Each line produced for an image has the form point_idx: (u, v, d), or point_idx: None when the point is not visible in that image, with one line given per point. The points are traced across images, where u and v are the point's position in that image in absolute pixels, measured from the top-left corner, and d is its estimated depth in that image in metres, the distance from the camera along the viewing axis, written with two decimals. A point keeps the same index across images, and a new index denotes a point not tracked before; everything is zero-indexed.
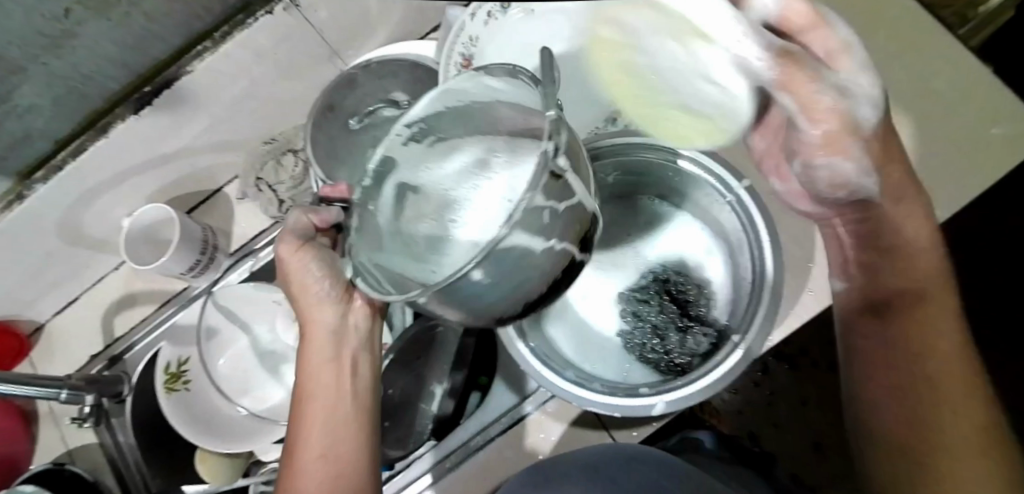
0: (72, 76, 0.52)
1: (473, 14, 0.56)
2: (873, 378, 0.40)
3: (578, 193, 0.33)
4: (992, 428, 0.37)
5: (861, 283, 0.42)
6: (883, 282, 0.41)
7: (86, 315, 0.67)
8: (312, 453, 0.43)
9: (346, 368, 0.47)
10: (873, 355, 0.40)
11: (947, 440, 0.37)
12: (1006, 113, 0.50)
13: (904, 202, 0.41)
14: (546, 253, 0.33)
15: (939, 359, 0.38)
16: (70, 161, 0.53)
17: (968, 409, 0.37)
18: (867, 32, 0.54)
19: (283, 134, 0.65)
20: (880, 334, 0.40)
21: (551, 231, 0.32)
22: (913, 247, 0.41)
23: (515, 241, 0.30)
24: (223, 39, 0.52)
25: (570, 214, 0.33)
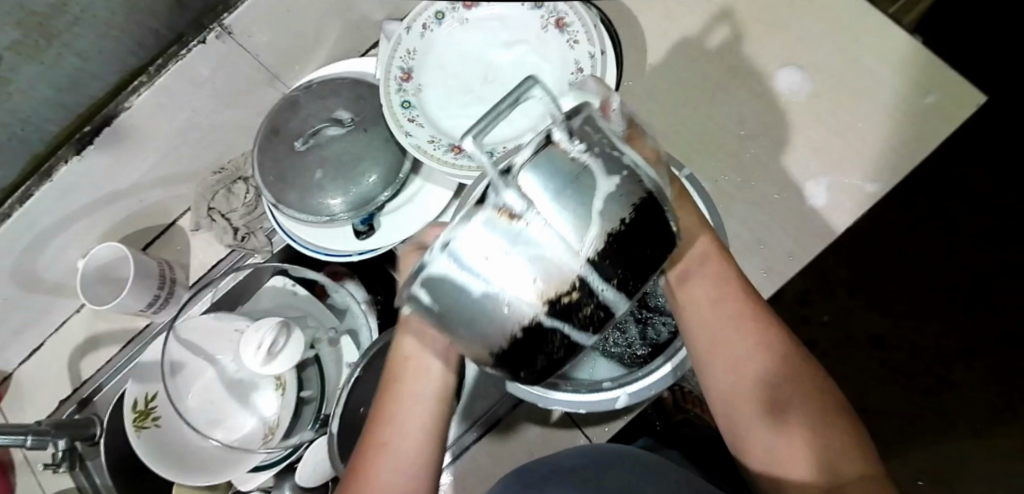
0: (12, 123, 0.52)
1: (408, 27, 0.56)
2: (735, 385, 0.38)
3: (547, 244, 0.22)
4: (821, 383, 0.38)
5: (701, 284, 0.40)
6: (723, 277, 0.40)
7: (51, 362, 0.66)
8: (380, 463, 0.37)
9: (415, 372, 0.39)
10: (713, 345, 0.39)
11: (800, 402, 0.37)
12: (941, 82, 0.51)
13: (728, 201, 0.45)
14: (486, 304, 0.23)
15: (714, 318, 0.39)
16: (19, 208, 0.54)
17: (741, 362, 0.38)
18: (793, 14, 0.55)
19: (233, 162, 0.64)
20: (742, 335, 0.38)
21: (493, 271, 0.22)
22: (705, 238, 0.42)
23: (452, 275, 0.22)
24: (157, 74, 0.55)
25: (534, 270, 0.22)
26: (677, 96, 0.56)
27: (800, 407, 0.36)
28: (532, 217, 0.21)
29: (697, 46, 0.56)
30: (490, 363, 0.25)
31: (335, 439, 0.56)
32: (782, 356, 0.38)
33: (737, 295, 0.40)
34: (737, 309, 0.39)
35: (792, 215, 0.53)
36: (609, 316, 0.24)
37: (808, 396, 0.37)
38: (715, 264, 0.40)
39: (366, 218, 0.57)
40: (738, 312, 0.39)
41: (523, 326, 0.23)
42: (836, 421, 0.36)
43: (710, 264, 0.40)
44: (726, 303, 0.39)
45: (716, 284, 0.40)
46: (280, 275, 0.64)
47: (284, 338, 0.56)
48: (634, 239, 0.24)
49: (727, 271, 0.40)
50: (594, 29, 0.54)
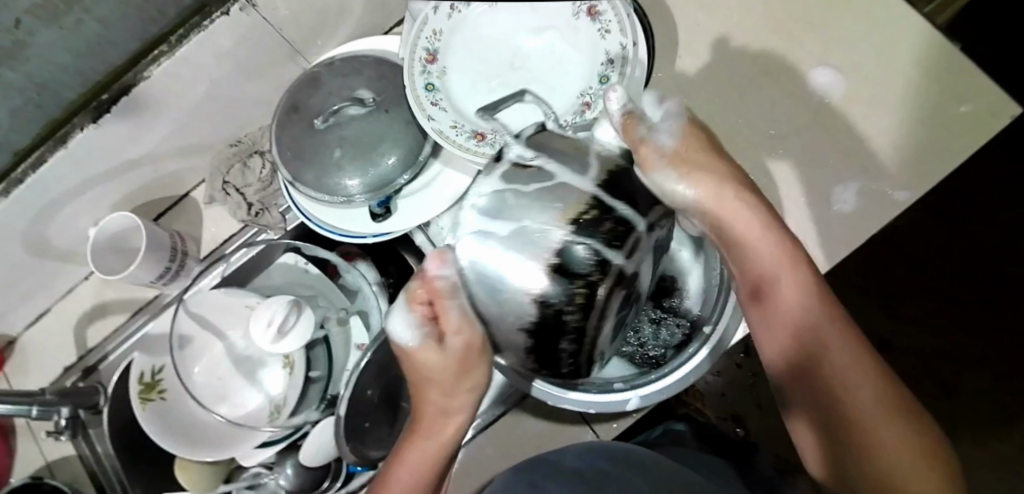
0: (29, 87, 0.51)
1: (435, 6, 0.54)
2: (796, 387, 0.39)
3: (553, 176, 0.36)
4: (899, 402, 0.36)
5: (770, 289, 0.40)
6: (796, 282, 0.40)
7: (56, 328, 0.66)
8: (412, 470, 0.46)
9: (454, 418, 0.48)
10: (777, 351, 0.41)
11: (878, 416, 0.35)
12: (977, 92, 0.50)
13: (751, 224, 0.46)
14: (526, 238, 0.35)
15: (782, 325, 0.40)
16: (31, 174, 0.53)
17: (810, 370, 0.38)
18: (830, 15, 0.53)
19: (249, 135, 0.64)
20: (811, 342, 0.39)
21: (523, 208, 0.35)
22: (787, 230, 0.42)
23: (492, 223, 0.36)
24: (179, 43, 0.52)
25: (549, 196, 0.35)
26: (706, 92, 0.55)
27: (868, 425, 0.35)
28: (540, 165, 0.36)
29: (729, 43, 0.55)
30: (534, 306, 0.36)
31: (343, 421, 0.55)
32: (852, 370, 0.37)
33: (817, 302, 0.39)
34: (802, 309, 0.39)
35: (816, 219, 0.52)
36: (634, 244, 0.36)
37: (881, 410, 0.35)
38: (792, 271, 0.40)
39: (384, 201, 0.56)
40: (809, 322, 0.39)
41: (557, 246, 0.35)
42: (909, 443, 0.34)
43: (783, 266, 0.40)
44: (797, 315, 0.39)
45: (791, 290, 0.40)
46: (292, 253, 0.65)
47: (294, 316, 0.55)
48: (629, 186, 0.37)
49: (798, 267, 0.40)
50: (627, 19, 0.52)
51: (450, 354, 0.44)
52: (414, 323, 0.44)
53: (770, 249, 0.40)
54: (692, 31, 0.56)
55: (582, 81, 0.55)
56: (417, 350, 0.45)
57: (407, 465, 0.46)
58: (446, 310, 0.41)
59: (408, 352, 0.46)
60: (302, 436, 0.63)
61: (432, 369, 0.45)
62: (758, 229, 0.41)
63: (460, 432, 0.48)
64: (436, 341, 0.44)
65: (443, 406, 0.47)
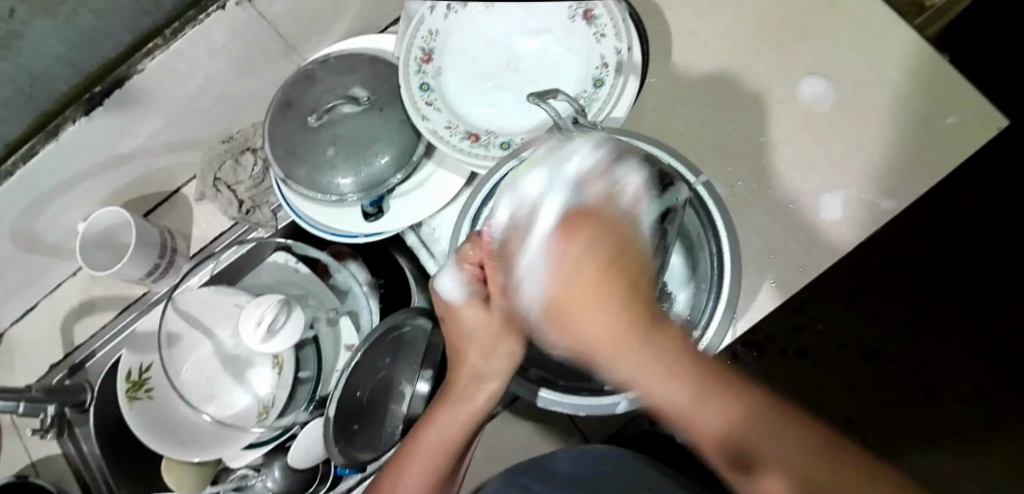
0: (21, 78, 0.50)
1: (432, 6, 0.55)
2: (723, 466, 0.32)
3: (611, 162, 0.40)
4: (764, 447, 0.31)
5: (606, 341, 0.32)
6: (620, 327, 0.32)
7: (43, 324, 0.65)
8: (430, 454, 0.48)
9: (488, 391, 0.48)
10: (715, 429, 0.31)
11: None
12: (965, 102, 0.50)
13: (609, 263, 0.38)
14: None
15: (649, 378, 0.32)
16: (21, 165, 0.51)
17: (719, 439, 0.31)
18: (825, 20, 0.53)
19: (242, 132, 0.63)
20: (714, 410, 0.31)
21: None
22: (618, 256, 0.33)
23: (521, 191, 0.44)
24: (173, 37, 0.51)
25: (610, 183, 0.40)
26: (701, 95, 0.55)
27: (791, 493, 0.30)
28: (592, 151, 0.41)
29: (724, 47, 0.55)
30: None
31: (332, 422, 0.54)
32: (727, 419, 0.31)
33: (713, 396, 0.31)
34: (645, 367, 0.31)
35: (809, 223, 0.52)
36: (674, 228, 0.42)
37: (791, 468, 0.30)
38: (662, 373, 0.31)
39: (376, 200, 0.56)
40: (660, 375, 0.31)
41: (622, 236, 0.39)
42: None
43: (650, 371, 0.31)
44: (717, 417, 0.31)
45: (624, 346, 0.32)
46: (282, 251, 0.65)
47: (285, 315, 0.55)
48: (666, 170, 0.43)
49: (610, 313, 0.32)
50: (622, 23, 0.52)
51: (494, 316, 0.46)
52: (462, 282, 0.46)
53: (646, 362, 0.31)
54: (686, 34, 0.56)
55: (577, 85, 0.54)
56: (461, 308, 0.47)
57: (435, 433, 0.48)
58: (494, 275, 0.41)
59: (451, 308, 0.47)
60: (289, 438, 0.62)
61: (472, 331, 0.47)
62: (630, 346, 0.32)
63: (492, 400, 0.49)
64: (481, 301, 0.46)
65: (478, 374, 0.48)
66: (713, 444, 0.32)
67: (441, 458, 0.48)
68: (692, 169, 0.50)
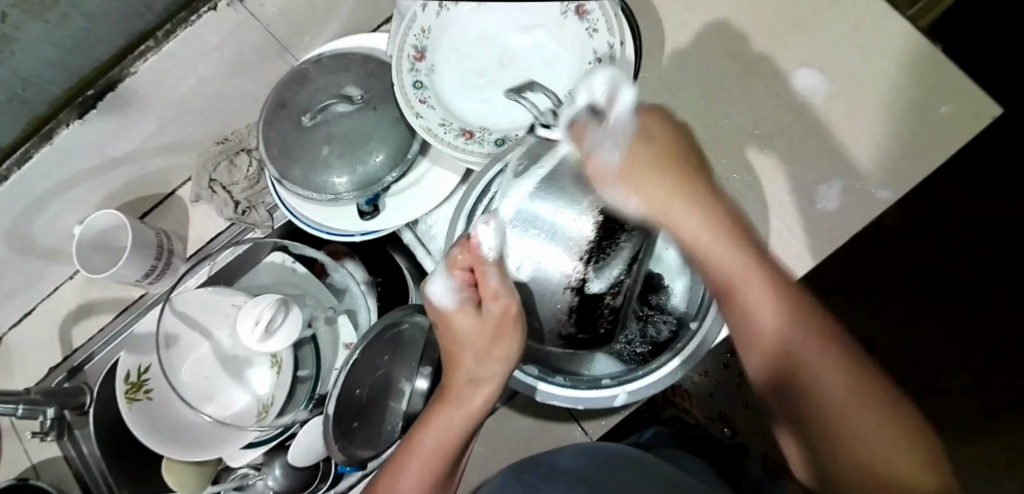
0: (14, 82, 0.50)
1: (424, 4, 0.54)
2: (766, 341, 0.39)
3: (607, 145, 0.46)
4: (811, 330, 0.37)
5: (681, 218, 0.42)
6: (696, 209, 0.41)
7: (41, 328, 0.65)
8: (431, 445, 0.47)
9: (486, 387, 0.48)
10: (766, 310, 0.39)
11: (833, 385, 0.35)
12: (956, 92, 0.50)
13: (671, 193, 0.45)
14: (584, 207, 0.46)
15: (713, 246, 0.40)
16: (15, 170, 0.51)
17: (769, 313, 0.39)
18: (817, 12, 0.53)
19: (236, 133, 0.64)
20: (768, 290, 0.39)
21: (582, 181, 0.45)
22: (697, 165, 0.43)
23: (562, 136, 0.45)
24: (165, 38, 0.51)
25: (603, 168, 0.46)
26: (695, 89, 0.55)
27: (823, 358, 0.36)
28: None
29: (716, 41, 0.55)
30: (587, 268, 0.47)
31: (332, 420, 0.55)
32: (785, 299, 0.39)
33: (763, 281, 0.39)
34: (721, 239, 0.40)
35: (803, 215, 0.52)
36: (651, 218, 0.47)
37: (823, 350, 0.36)
38: (721, 246, 0.40)
39: (372, 198, 0.56)
40: (727, 245, 0.40)
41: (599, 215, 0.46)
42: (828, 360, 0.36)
43: (709, 243, 0.40)
44: (771, 303, 0.39)
45: (696, 225, 0.41)
46: (279, 251, 0.64)
47: (281, 315, 0.55)
48: None
49: (693, 201, 0.42)
50: (615, 18, 0.52)
51: (487, 319, 0.47)
52: (452, 288, 0.47)
53: (698, 232, 0.41)
54: (679, 28, 0.56)
55: (569, 80, 0.55)
56: (453, 314, 0.48)
57: (436, 428, 0.47)
58: (486, 277, 0.45)
59: (444, 316, 0.49)
60: (290, 436, 0.63)
61: (465, 335, 0.48)
62: (686, 212, 0.41)
63: (490, 401, 0.49)
64: (473, 305, 0.47)
65: (473, 375, 0.48)
66: (761, 334, 0.39)
67: (441, 454, 0.47)
68: None
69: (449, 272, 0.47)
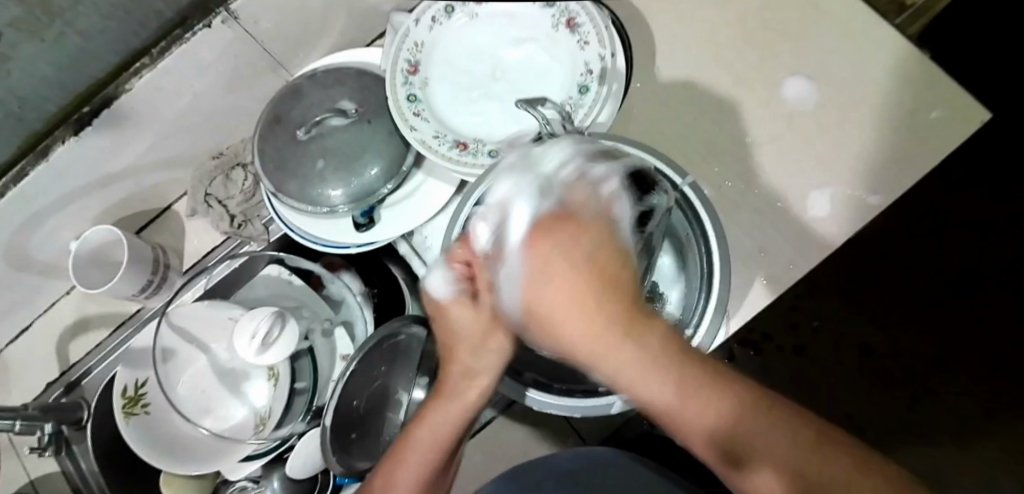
0: (10, 100, 0.51)
1: (417, 20, 0.56)
2: (720, 454, 0.32)
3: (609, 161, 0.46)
4: (759, 421, 0.31)
5: (596, 334, 0.34)
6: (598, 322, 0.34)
7: (38, 343, 0.65)
8: (426, 439, 0.47)
9: (482, 379, 0.48)
10: (704, 423, 0.31)
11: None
12: (943, 100, 0.51)
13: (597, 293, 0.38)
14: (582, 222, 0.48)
15: (632, 371, 0.33)
16: (12, 187, 0.52)
17: (711, 419, 0.31)
18: (804, 23, 0.54)
19: (231, 147, 0.64)
20: (704, 400, 0.31)
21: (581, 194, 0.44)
22: (589, 253, 0.35)
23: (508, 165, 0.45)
24: (160, 56, 0.52)
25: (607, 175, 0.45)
26: (686, 99, 0.56)
27: (782, 446, 0.30)
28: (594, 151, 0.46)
29: (707, 52, 0.56)
30: None
31: (330, 433, 0.55)
32: (704, 390, 0.32)
33: (697, 389, 0.32)
34: (627, 366, 0.33)
35: (794, 223, 0.53)
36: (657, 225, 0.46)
37: (773, 430, 0.30)
38: (650, 375, 0.32)
39: (366, 211, 0.56)
40: (634, 368, 0.32)
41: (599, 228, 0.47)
42: (801, 454, 0.29)
43: (641, 371, 0.32)
44: (709, 406, 0.31)
45: (609, 357, 0.33)
46: (275, 264, 0.65)
47: (278, 328, 0.55)
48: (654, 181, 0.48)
49: (593, 309, 0.34)
50: (605, 31, 0.53)
51: (483, 312, 0.47)
52: (451, 280, 0.48)
53: (630, 362, 0.33)
54: (669, 40, 0.56)
55: (562, 92, 0.55)
56: (450, 305, 0.48)
57: (432, 421, 0.48)
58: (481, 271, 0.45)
59: (442, 307, 0.49)
60: (288, 449, 0.63)
61: (461, 327, 0.48)
62: (606, 336, 0.33)
63: (484, 396, 0.48)
64: (470, 298, 0.48)
65: (469, 368, 0.48)
66: (699, 435, 0.32)
67: (434, 448, 0.47)
68: (680, 170, 0.50)
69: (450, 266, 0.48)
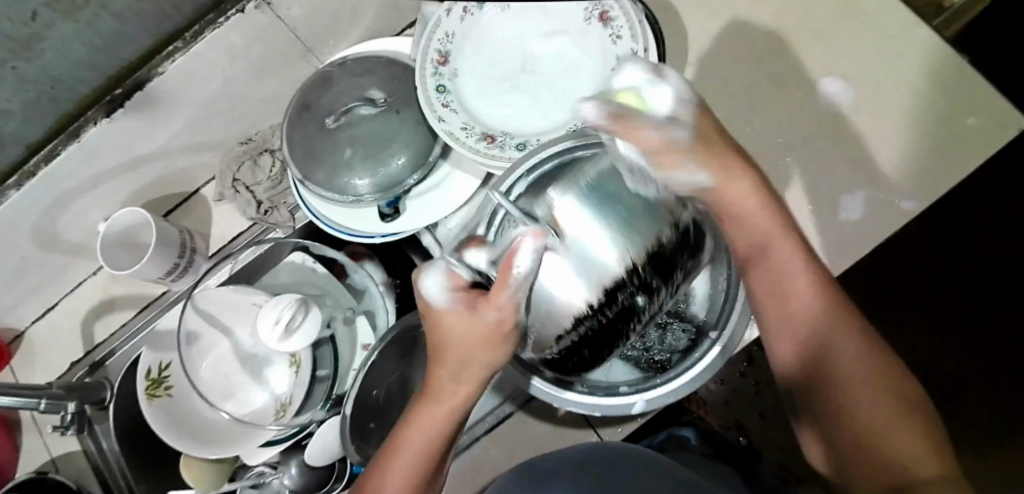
0: (43, 80, 0.51)
1: (448, 9, 0.55)
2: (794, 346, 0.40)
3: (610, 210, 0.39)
4: (860, 330, 0.39)
5: (737, 218, 0.42)
6: (751, 208, 0.42)
7: (64, 322, 0.66)
8: (414, 446, 0.43)
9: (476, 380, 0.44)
10: (799, 314, 0.40)
11: (859, 373, 0.37)
12: (985, 102, 0.49)
13: (727, 179, 0.41)
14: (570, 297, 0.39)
15: (775, 256, 0.42)
16: (43, 166, 0.53)
17: (812, 310, 0.40)
18: (842, 21, 0.53)
19: (259, 134, 0.64)
20: (817, 299, 0.40)
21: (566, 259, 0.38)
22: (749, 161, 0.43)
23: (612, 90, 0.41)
24: (193, 40, 0.53)
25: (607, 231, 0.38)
26: (719, 95, 0.55)
27: (851, 357, 0.38)
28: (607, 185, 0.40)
29: (740, 48, 0.55)
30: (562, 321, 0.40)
31: (349, 420, 0.55)
32: (835, 302, 0.40)
33: (818, 288, 0.40)
34: (773, 243, 0.42)
35: (827, 225, 0.52)
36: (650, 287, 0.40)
37: (855, 344, 0.38)
38: (786, 260, 0.41)
39: (393, 201, 0.56)
40: (778, 248, 0.42)
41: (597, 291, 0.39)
42: (868, 362, 0.38)
43: (780, 250, 0.42)
44: (811, 298, 0.40)
45: (760, 228, 0.42)
46: (299, 251, 0.65)
47: (302, 315, 0.55)
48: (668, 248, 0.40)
49: (753, 194, 0.42)
50: (639, 24, 0.52)
51: (481, 324, 0.41)
52: (446, 288, 0.41)
53: (777, 240, 0.42)
54: (702, 36, 0.56)
55: (593, 86, 0.55)
56: (445, 313, 0.41)
57: (421, 426, 0.43)
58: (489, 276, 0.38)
59: (436, 315, 0.41)
60: (306, 435, 0.63)
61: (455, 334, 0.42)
62: (757, 205, 0.42)
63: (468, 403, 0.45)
64: (467, 306, 0.40)
65: (457, 374, 0.44)
66: (790, 324, 0.41)
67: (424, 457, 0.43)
68: None
69: (439, 276, 0.41)
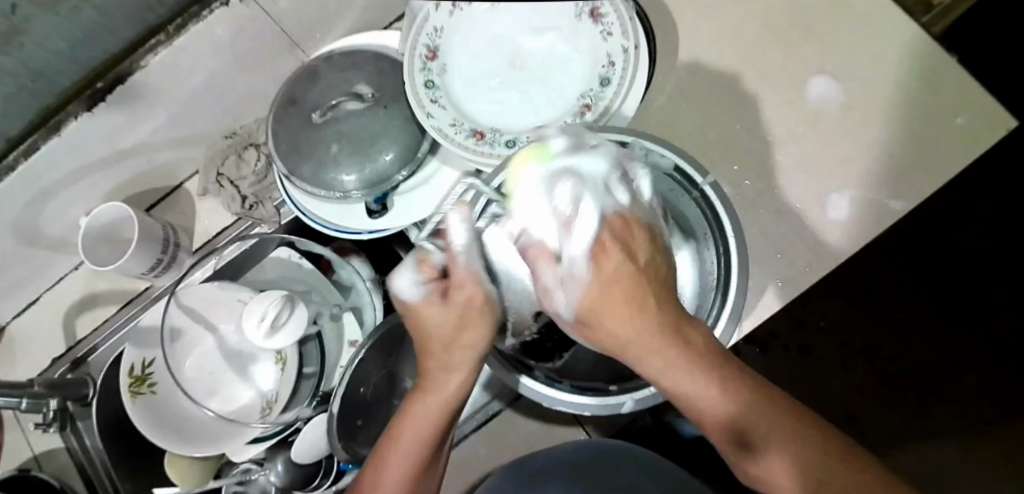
0: (22, 73, 0.50)
1: (437, 4, 0.54)
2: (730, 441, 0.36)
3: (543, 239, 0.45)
4: (772, 401, 0.36)
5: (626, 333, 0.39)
6: (630, 328, 0.38)
7: (45, 318, 0.65)
8: (413, 443, 0.45)
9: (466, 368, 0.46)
10: (714, 415, 0.36)
11: (799, 454, 0.33)
12: (970, 105, 0.50)
13: (624, 316, 0.39)
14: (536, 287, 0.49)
15: (663, 362, 0.37)
16: (23, 161, 0.52)
17: (723, 404, 0.36)
18: (830, 20, 0.53)
19: (245, 127, 0.63)
20: (721, 391, 0.36)
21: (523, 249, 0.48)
22: (613, 266, 0.39)
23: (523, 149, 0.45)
24: (177, 32, 0.51)
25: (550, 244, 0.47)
26: (708, 93, 0.55)
27: (783, 441, 0.34)
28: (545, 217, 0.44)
29: (729, 45, 0.55)
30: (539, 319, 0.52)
31: (335, 417, 0.55)
32: (740, 384, 0.36)
33: (713, 375, 0.36)
34: (656, 353, 0.38)
35: (814, 225, 0.52)
36: None
37: (778, 423, 0.35)
38: (676, 362, 0.37)
39: (381, 197, 0.56)
40: (660, 349, 0.38)
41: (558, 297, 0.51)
42: (804, 437, 0.34)
43: (664, 356, 0.37)
44: (715, 393, 0.36)
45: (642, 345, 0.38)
46: (285, 246, 0.64)
47: (288, 311, 0.55)
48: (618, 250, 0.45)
49: (625, 314, 0.39)
50: (630, 22, 0.53)
51: (451, 311, 0.45)
52: (420, 282, 0.46)
53: (660, 354, 0.37)
54: (692, 33, 0.55)
55: (583, 83, 0.55)
56: (419, 306, 0.46)
57: (417, 419, 0.45)
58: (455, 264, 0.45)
59: (410, 310, 0.46)
60: (292, 432, 0.62)
61: (433, 325, 0.45)
62: (632, 321, 0.38)
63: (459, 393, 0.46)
64: (439, 296, 0.46)
65: (443, 364, 0.46)
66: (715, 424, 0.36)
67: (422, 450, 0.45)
68: (700, 169, 0.49)
69: (416, 269, 0.46)
